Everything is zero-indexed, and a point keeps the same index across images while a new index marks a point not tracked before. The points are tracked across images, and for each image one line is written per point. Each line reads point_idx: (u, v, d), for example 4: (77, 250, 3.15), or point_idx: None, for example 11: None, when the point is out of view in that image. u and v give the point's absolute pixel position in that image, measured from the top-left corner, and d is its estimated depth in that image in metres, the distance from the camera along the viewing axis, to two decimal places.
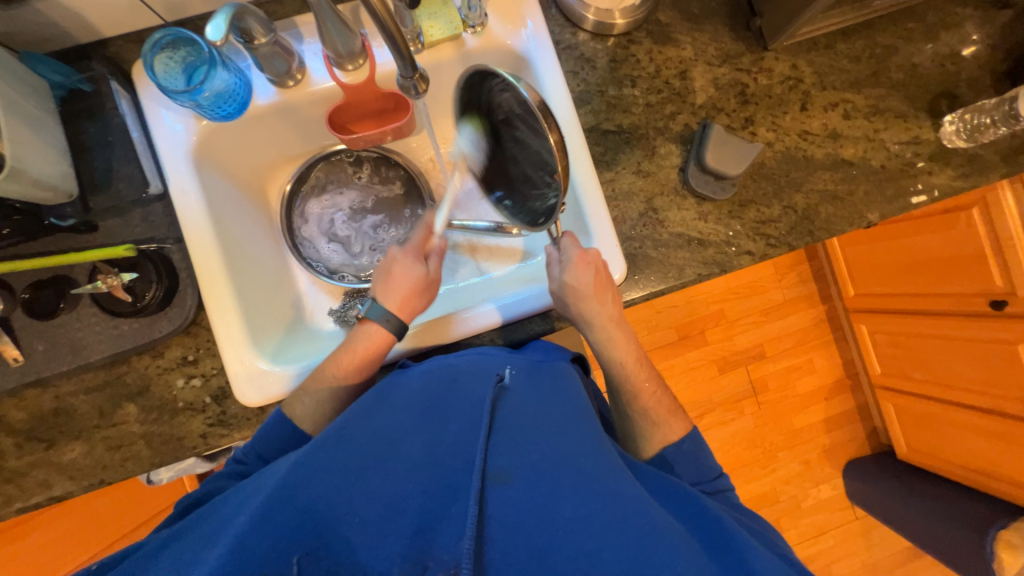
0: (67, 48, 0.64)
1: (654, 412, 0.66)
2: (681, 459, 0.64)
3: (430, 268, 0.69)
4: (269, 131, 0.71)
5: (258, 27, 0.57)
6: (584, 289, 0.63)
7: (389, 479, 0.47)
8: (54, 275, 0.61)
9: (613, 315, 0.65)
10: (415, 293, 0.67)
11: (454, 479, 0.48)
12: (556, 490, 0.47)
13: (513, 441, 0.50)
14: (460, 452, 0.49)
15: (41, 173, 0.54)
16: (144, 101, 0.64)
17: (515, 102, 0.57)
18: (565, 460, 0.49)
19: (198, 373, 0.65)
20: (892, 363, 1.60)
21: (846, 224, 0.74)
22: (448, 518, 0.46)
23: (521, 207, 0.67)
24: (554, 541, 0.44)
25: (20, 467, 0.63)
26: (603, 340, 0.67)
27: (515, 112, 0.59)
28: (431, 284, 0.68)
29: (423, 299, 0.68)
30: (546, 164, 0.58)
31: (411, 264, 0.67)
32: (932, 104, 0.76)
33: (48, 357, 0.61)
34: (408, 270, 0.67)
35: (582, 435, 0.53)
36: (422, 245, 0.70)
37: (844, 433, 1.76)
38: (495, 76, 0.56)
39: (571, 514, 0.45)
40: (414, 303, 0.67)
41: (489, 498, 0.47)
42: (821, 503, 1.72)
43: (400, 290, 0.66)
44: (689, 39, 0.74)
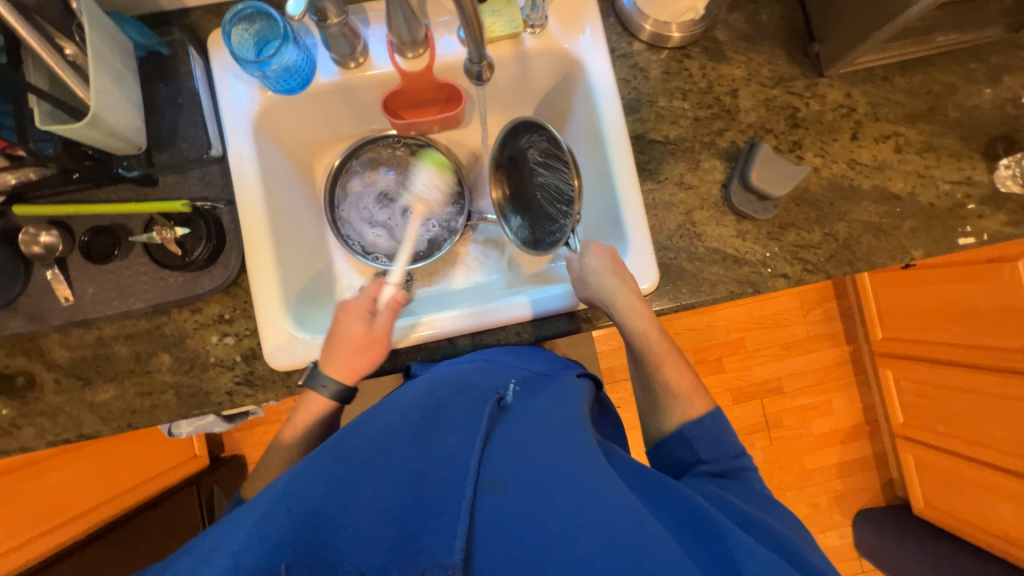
0: (151, 13, 0.68)
1: (676, 385, 0.67)
2: (701, 436, 0.62)
3: (376, 325, 0.67)
4: (327, 110, 0.74)
5: (332, 8, 0.59)
6: (598, 267, 0.65)
7: (386, 484, 0.48)
8: (112, 223, 0.64)
9: (630, 287, 0.65)
10: (354, 352, 0.65)
11: (448, 487, 0.49)
12: (551, 501, 0.47)
13: (507, 452, 0.52)
14: (455, 461, 0.51)
15: (118, 124, 0.57)
16: (218, 70, 0.67)
17: (539, 152, 0.71)
18: (557, 471, 0.49)
19: (232, 332, 0.67)
20: (916, 414, 1.54)
21: (887, 258, 0.73)
22: (438, 525, 0.46)
23: (535, 236, 0.74)
24: (546, 549, 0.44)
25: (56, 402, 0.65)
26: (626, 311, 0.65)
27: (537, 160, 0.73)
28: (375, 343, 0.66)
29: (368, 357, 0.65)
30: (563, 193, 0.67)
31: (350, 318, 0.66)
32: (988, 146, 0.74)
33: (96, 300, 0.64)
34: (348, 323, 0.66)
35: (572, 444, 0.53)
36: (372, 299, 0.69)
37: (857, 480, 1.71)
38: (523, 134, 0.72)
39: (562, 523, 0.45)
40: (353, 364, 0.65)
41: (479, 505, 0.48)
42: (827, 550, 1.66)
43: (338, 350, 0.64)
44: (744, 59, 0.75)
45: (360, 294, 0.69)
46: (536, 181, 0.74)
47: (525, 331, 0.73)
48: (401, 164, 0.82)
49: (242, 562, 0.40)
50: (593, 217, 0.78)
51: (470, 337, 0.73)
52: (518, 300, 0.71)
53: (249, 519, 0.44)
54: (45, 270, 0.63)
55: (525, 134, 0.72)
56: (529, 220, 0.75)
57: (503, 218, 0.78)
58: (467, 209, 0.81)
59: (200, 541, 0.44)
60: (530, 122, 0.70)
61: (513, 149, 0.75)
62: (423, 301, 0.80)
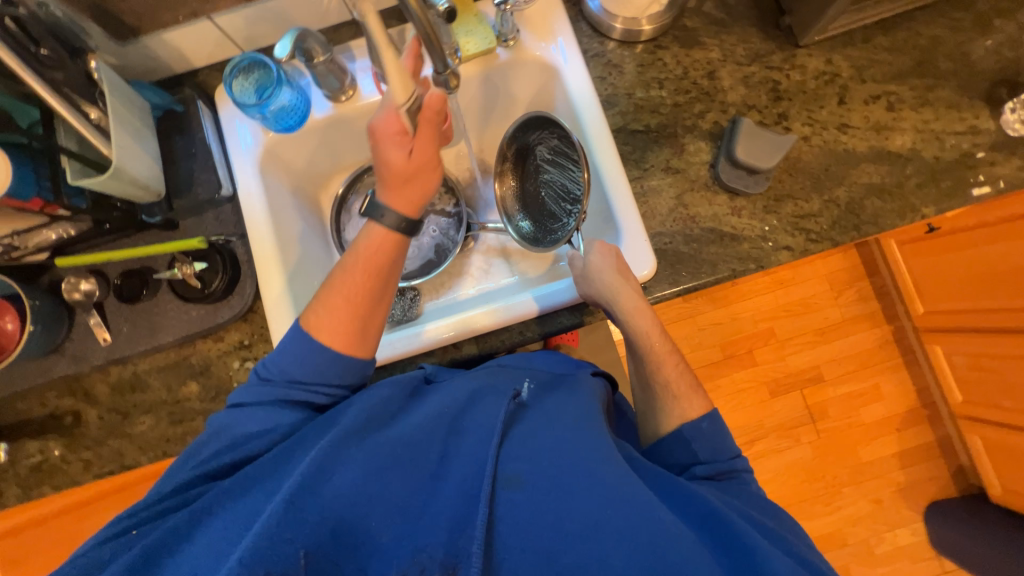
0: (166, 77, 0.76)
1: (676, 386, 0.64)
2: (700, 437, 0.59)
3: (416, 154, 0.57)
4: (325, 142, 0.79)
5: (318, 47, 0.65)
6: (603, 267, 0.64)
7: (406, 483, 0.47)
8: (141, 266, 0.70)
9: (633, 289, 0.64)
10: (409, 182, 0.59)
11: (467, 484, 0.48)
12: (568, 499, 0.46)
13: (528, 449, 0.50)
14: (472, 459, 0.50)
15: (137, 174, 0.64)
16: (225, 120, 0.74)
17: (548, 149, 0.75)
18: (575, 466, 0.49)
19: (252, 356, 0.71)
20: (975, 391, 1.43)
21: (896, 218, 0.70)
22: (457, 520, 0.46)
23: (538, 230, 0.77)
24: (564, 544, 0.44)
25: (100, 436, 0.71)
26: (628, 311, 0.64)
27: (546, 158, 0.76)
28: (422, 168, 0.59)
29: (420, 187, 0.60)
30: (571, 192, 0.72)
31: (388, 147, 0.56)
32: (989, 92, 0.72)
33: (130, 338, 0.70)
34: (387, 154, 0.57)
35: (590, 440, 0.52)
36: (397, 124, 0.55)
37: (921, 470, 1.58)
38: (533, 129, 0.75)
39: (581, 519, 0.45)
40: (410, 194, 0.59)
41: (498, 501, 0.47)
42: (899, 550, 1.53)
43: (389, 180, 0.58)
44: (717, 41, 0.76)
45: (378, 125, 0.56)
46: (543, 178, 0.78)
47: (528, 330, 0.73)
48: None
49: (253, 556, 0.39)
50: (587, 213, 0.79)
51: (476, 341, 0.74)
52: (523, 298, 0.71)
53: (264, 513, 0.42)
54: (85, 314, 0.69)
55: (535, 130, 0.75)
56: (534, 215, 0.78)
57: (506, 216, 0.79)
58: (467, 220, 0.83)
59: (218, 523, 0.44)
60: (544, 118, 0.72)
61: (524, 143, 0.78)
62: (431, 314, 0.82)
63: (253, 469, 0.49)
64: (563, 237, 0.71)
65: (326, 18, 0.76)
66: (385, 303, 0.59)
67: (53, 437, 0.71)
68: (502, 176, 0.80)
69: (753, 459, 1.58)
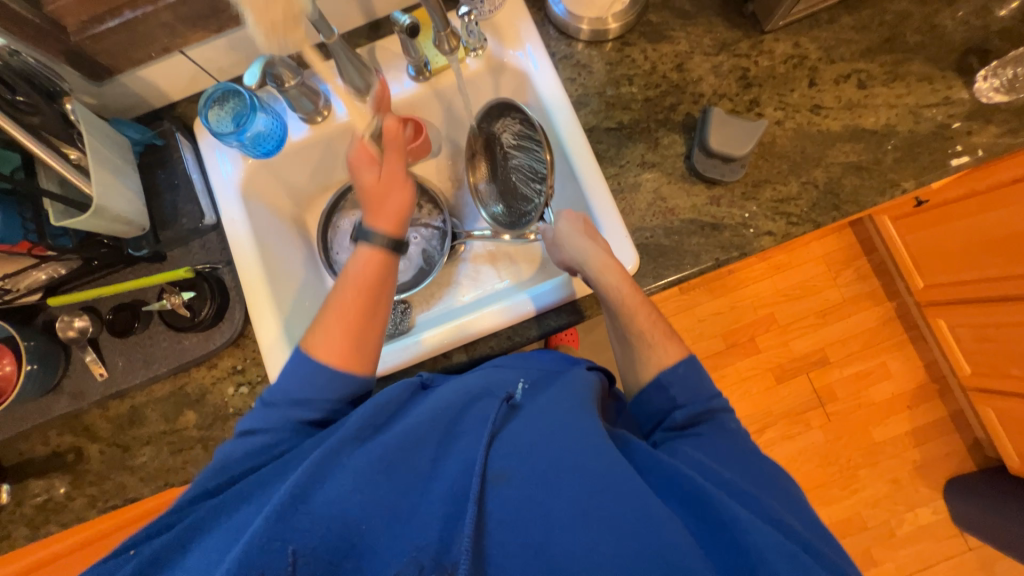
0: (145, 113, 0.78)
1: (650, 335, 0.62)
2: (677, 382, 0.58)
3: (386, 169, 0.65)
4: (305, 164, 0.81)
5: (288, 72, 0.66)
6: (570, 231, 0.66)
7: (399, 485, 0.48)
8: (131, 299, 0.71)
9: (601, 246, 0.64)
10: (386, 197, 0.65)
11: (458, 486, 0.48)
12: (556, 493, 0.46)
13: (518, 446, 0.51)
14: (462, 460, 0.50)
15: (121, 210, 0.65)
16: (204, 149, 0.75)
17: (511, 135, 0.74)
18: (563, 458, 0.49)
19: (246, 380, 0.72)
20: (983, 362, 1.41)
21: (876, 195, 0.70)
22: (449, 521, 0.46)
23: (509, 212, 0.78)
24: (551, 536, 0.44)
25: (102, 471, 0.71)
26: (596, 268, 0.63)
27: (511, 143, 0.75)
28: (393, 184, 0.65)
29: (394, 203, 0.65)
30: (537, 171, 0.71)
31: (361, 170, 0.65)
32: (960, 62, 0.72)
33: (125, 371, 0.70)
34: (361, 177, 0.65)
35: (579, 431, 0.52)
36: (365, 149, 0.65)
37: (937, 446, 1.55)
38: (496, 118, 0.75)
39: (567, 511, 0.45)
40: (388, 208, 0.65)
41: (488, 498, 0.47)
42: (921, 529, 1.51)
43: (371, 205, 0.65)
44: (683, 34, 0.76)
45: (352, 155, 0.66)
46: (511, 164, 0.76)
47: (518, 334, 0.73)
48: None
49: (245, 560, 0.40)
50: (559, 192, 0.80)
51: (466, 349, 0.74)
52: (516, 300, 0.71)
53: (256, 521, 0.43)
54: (80, 351, 0.70)
55: (499, 119, 0.74)
56: (504, 199, 0.79)
57: (479, 203, 0.80)
58: (451, 230, 0.84)
59: (215, 536, 0.45)
60: (505, 104, 0.72)
61: (489, 131, 0.76)
62: (424, 325, 0.83)
63: (243, 485, 0.49)
64: (530, 220, 0.73)
65: None
66: (379, 315, 0.61)
67: (58, 476, 0.72)
68: (473, 162, 0.80)
69: (765, 447, 1.56)
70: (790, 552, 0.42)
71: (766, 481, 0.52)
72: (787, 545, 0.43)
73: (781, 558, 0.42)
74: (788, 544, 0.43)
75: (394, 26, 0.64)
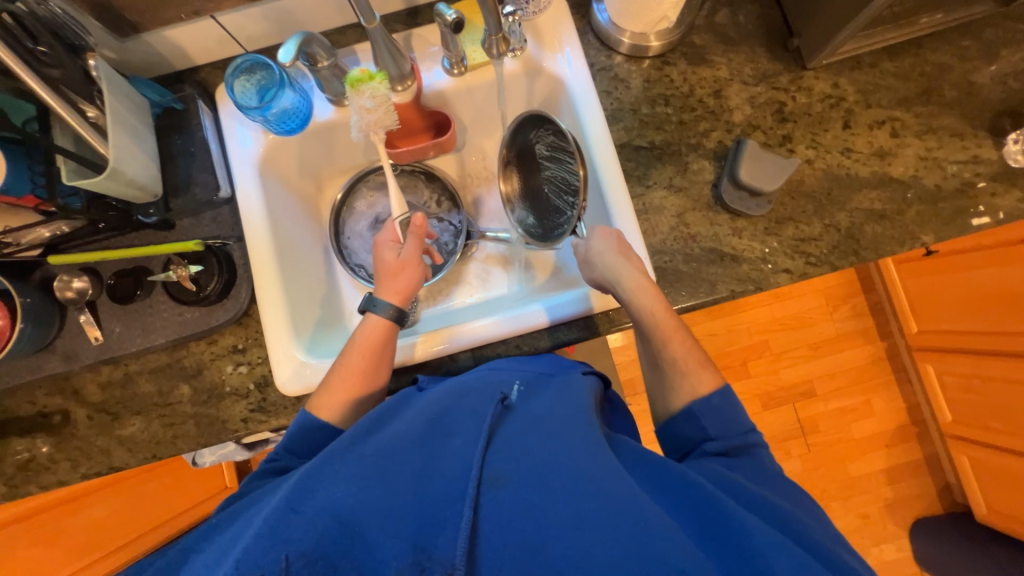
0: (166, 74, 0.75)
1: (684, 362, 0.62)
2: (709, 413, 0.57)
3: (404, 250, 0.70)
4: (327, 146, 0.79)
5: (322, 51, 0.64)
6: (605, 249, 0.65)
7: (389, 484, 0.45)
8: (134, 265, 0.69)
9: (636, 266, 0.64)
10: (399, 275, 0.69)
11: (452, 484, 0.46)
12: (551, 496, 0.43)
13: (515, 447, 0.48)
14: (458, 460, 0.47)
15: (135, 174, 0.63)
16: (224, 119, 0.73)
17: (545, 146, 0.71)
18: (559, 461, 0.46)
19: (246, 360, 0.71)
20: (965, 411, 1.44)
21: (896, 245, 0.70)
22: (445, 521, 0.43)
23: (541, 224, 0.74)
24: (546, 539, 0.41)
25: (88, 437, 0.70)
26: (631, 289, 0.63)
27: (545, 154, 0.72)
28: (408, 264, 0.69)
29: (405, 280, 0.69)
30: (570, 184, 0.67)
31: (384, 249, 0.71)
32: (993, 122, 0.72)
33: (122, 338, 0.69)
34: (382, 255, 0.70)
35: (574, 432, 0.49)
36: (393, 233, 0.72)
37: (909, 486, 1.59)
38: (530, 129, 0.72)
39: (564, 513, 0.42)
40: (399, 282, 0.68)
41: (483, 500, 0.44)
42: (883, 565, 1.55)
43: (384, 278, 0.69)
44: (724, 60, 0.75)
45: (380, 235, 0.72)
46: (545, 175, 0.73)
47: (526, 343, 0.73)
48: (419, 191, 0.86)
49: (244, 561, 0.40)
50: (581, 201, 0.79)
51: (472, 353, 0.73)
52: (529, 309, 0.71)
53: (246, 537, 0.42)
54: (77, 312, 0.68)
55: (533, 129, 0.72)
56: (536, 209, 0.75)
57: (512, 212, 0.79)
58: (466, 228, 0.83)
59: (204, 555, 0.45)
60: (538, 115, 0.69)
61: (522, 143, 0.75)
62: (430, 321, 0.82)
63: (242, 505, 0.51)
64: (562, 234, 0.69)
65: (331, 21, 0.75)
66: (379, 383, 0.64)
67: (41, 436, 0.70)
68: (506, 174, 0.78)
69: None
70: (790, 556, 0.41)
71: (783, 488, 0.51)
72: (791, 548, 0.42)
73: (785, 562, 0.40)
74: (794, 548, 0.41)
75: (437, 18, 0.62)
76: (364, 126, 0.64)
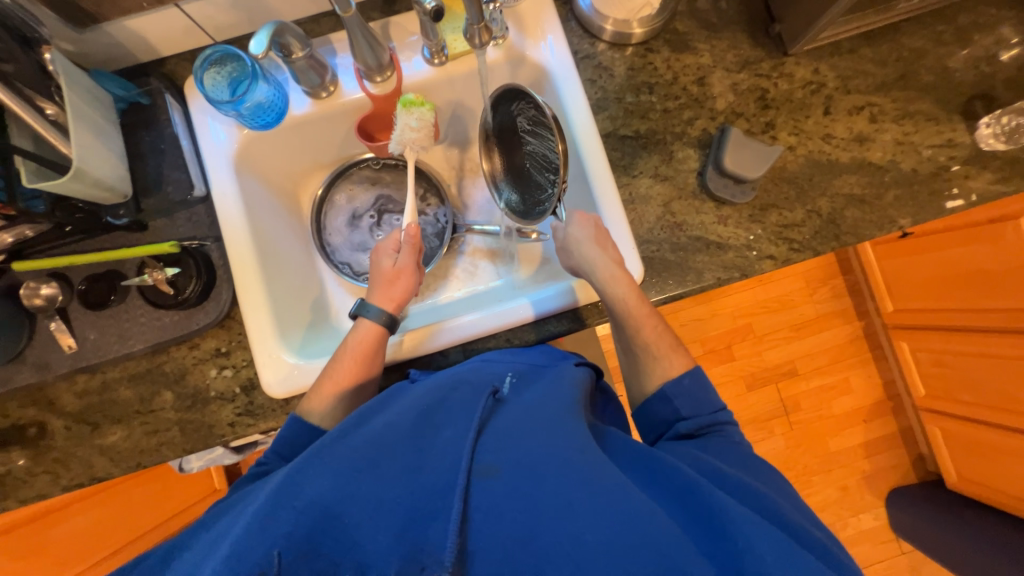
0: (130, 66, 0.72)
1: (656, 347, 0.63)
2: (681, 395, 0.59)
3: (401, 258, 0.69)
4: (304, 141, 0.76)
5: (296, 41, 0.62)
6: (581, 237, 0.65)
7: (378, 478, 0.44)
8: (106, 270, 0.66)
9: (610, 256, 0.64)
10: (392, 284, 0.68)
11: (442, 477, 0.45)
12: (541, 487, 0.43)
13: (506, 440, 0.48)
14: (448, 452, 0.47)
15: (102, 175, 0.61)
16: (194, 113, 0.70)
17: (526, 119, 0.69)
18: (551, 452, 0.46)
19: (230, 364, 0.69)
20: (937, 385, 1.50)
21: (874, 229, 0.72)
22: (434, 514, 0.43)
23: (524, 199, 0.74)
24: (537, 529, 0.41)
25: (68, 448, 0.67)
26: (603, 279, 0.63)
27: (526, 127, 0.70)
28: (405, 273, 0.69)
29: (400, 288, 0.68)
30: (550, 160, 0.66)
31: (381, 256, 0.70)
32: (966, 106, 0.73)
33: (97, 345, 0.66)
34: (379, 262, 0.70)
35: (566, 424, 0.49)
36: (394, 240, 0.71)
37: (885, 459, 1.66)
38: (510, 101, 0.70)
39: (555, 504, 0.42)
40: (394, 292, 0.68)
41: (473, 492, 0.44)
42: (862, 533, 1.62)
43: (378, 286, 0.68)
44: (707, 46, 0.75)
45: (382, 242, 0.71)
46: (527, 148, 0.72)
47: (517, 337, 0.72)
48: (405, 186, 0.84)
49: (237, 555, 0.40)
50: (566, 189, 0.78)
51: (462, 348, 0.73)
52: (517, 304, 0.70)
53: (233, 535, 0.42)
54: (47, 320, 0.65)
55: (513, 101, 0.69)
56: (519, 184, 0.75)
57: (496, 189, 0.78)
58: (451, 223, 0.82)
59: (189, 557, 0.44)
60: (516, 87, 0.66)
61: (504, 114, 0.72)
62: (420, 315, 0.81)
63: (228, 503, 0.51)
64: (544, 212, 0.68)
65: (304, 9, 0.72)
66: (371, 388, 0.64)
67: (16, 449, 0.67)
68: (488, 149, 0.77)
69: None
70: (775, 540, 0.41)
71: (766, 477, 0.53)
72: (777, 533, 0.43)
73: (769, 551, 0.40)
74: (777, 534, 0.42)
75: (415, 5, 0.60)
76: (405, 141, 0.68)
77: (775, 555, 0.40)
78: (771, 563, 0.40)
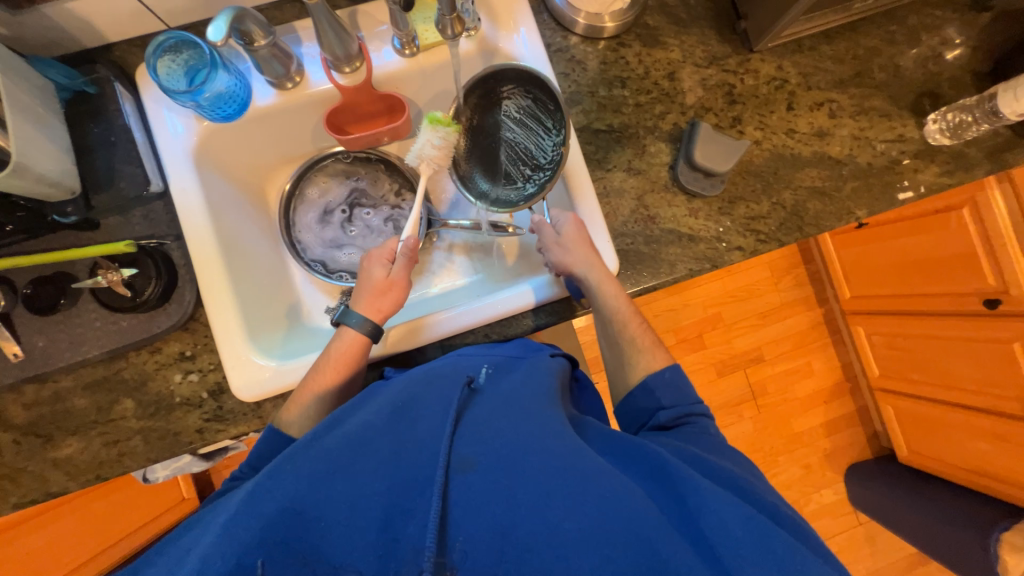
0: (74, 53, 0.67)
1: (640, 340, 0.66)
2: (662, 384, 0.61)
3: (395, 271, 0.66)
4: (269, 133, 0.73)
5: (258, 29, 0.59)
6: (571, 239, 0.66)
7: (354, 478, 0.43)
8: (54, 272, 0.62)
9: (599, 260, 0.65)
10: (381, 295, 0.66)
11: (420, 473, 0.44)
12: (520, 477, 0.43)
13: (483, 431, 0.47)
14: (425, 447, 0.46)
15: (44, 169, 0.57)
16: (147, 103, 0.66)
17: (516, 108, 0.71)
18: (527, 442, 0.46)
19: (196, 368, 0.66)
20: (890, 366, 1.60)
21: (834, 220, 0.75)
22: (413, 512, 0.42)
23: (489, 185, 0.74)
24: (517, 519, 0.41)
25: (17, 463, 0.63)
26: (595, 281, 0.64)
27: (512, 116, 0.72)
28: (399, 287, 0.66)
29: (390, 301, 0.66)
30: (538, 157, 0.72)
31: (373, 265, 0.67)
32: (915, 103, 0.78)
33: (47, 352, 0.62)
34: (371, 270, 0.66)
35: (541, 413, 0.50)
36: (388, 249, 0.68)
37: (844, 437, 1.76)
38: (507, 81, 0.69)
39: (533, 493, 0.42)
40: (383, 304, 0.65)
41: (451, 486, 0.43)
42: (824, 507, 1.72)
43: (365, 295, 0.65)
44: (677, 42, 0.76)
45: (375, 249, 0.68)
46: (504, 135, 0.73)
47: (495, 332, 0.72)
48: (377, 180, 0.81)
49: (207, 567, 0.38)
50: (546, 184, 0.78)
51: (440, 344, 0.72)
52: (495, 299, 0.70)
53: (204, 544, 0.41)
54: None
55: (509, 81, 0.69)
56: (486, 168, 0.74)
57: (456, 167, 0.72)
58: (427, 217, 0.80)
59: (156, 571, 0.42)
60: (524, 73, 0.67)
61: (490, 92, 0.70)
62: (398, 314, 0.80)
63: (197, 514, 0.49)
64: (518, 203, 0.70)
65: None
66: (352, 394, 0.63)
67: None
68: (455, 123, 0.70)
69: None
70: (746, 516, 0.43)
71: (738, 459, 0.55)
72: (747, 509, 0.44)
73: (738, 526, 0.42)
74: (747, 509, 0.44)
75: None
76: (424, 156, 0.66)
77: (744, 529, 0.42)
78: (740, 536, 0.42)
